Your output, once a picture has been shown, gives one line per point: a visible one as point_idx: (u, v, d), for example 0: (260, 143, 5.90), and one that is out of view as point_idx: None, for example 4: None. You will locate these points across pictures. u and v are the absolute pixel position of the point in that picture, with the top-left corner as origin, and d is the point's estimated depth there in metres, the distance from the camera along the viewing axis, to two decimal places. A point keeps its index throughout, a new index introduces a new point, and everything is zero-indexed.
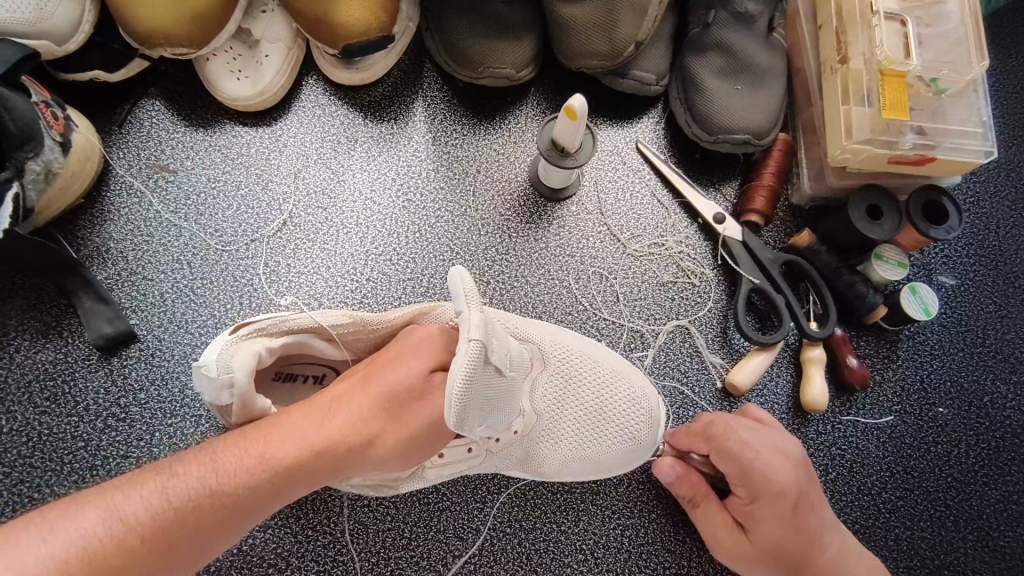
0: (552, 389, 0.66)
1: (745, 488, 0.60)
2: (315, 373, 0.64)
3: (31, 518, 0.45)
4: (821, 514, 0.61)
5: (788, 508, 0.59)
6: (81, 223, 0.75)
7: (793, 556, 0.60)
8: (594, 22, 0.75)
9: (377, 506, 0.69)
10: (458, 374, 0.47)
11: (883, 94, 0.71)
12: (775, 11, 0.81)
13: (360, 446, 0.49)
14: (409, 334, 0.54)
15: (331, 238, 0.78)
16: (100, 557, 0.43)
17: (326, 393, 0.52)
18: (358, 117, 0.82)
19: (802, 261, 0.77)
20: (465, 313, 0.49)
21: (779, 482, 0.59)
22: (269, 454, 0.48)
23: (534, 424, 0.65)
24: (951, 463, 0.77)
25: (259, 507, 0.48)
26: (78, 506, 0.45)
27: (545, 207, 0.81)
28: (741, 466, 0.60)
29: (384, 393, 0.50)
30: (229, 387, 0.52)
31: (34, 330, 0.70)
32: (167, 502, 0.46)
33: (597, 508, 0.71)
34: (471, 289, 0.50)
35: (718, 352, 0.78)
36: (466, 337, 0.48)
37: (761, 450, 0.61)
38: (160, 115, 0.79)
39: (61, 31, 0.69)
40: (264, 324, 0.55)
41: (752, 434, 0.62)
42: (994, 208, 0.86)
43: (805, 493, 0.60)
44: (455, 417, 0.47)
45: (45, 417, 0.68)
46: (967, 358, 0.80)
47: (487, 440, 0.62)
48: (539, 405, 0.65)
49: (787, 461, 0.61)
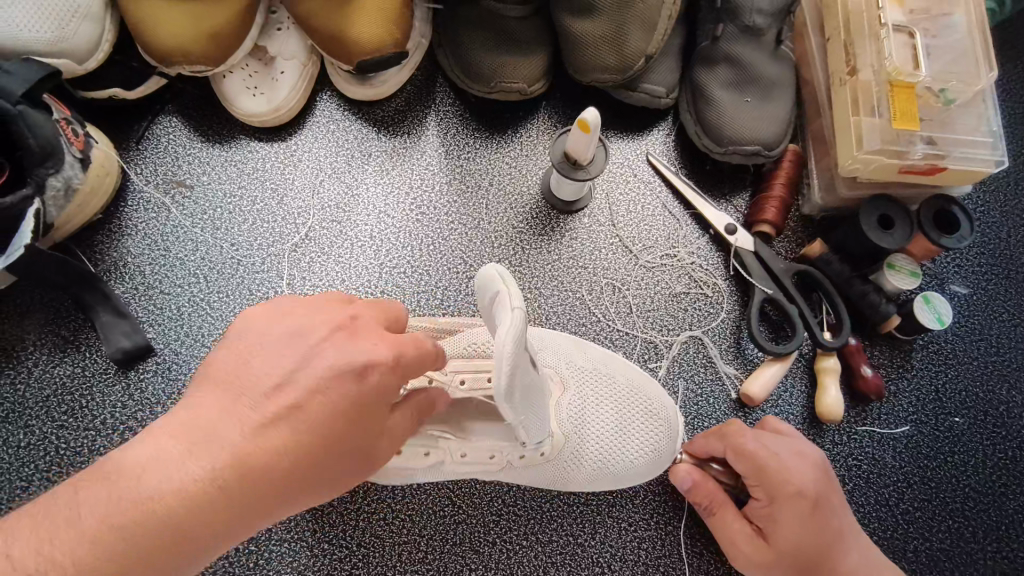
0: (575, 410, 0.67)
1: (762, 488, 0.59)
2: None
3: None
4: (839, 516, 0.60)
5: (805, 509, 0.58)
6: (98, 238, 0.75)
7: (811, 560, 0.58)
8: (604, 36, 0.76)
9: (393, 519, 0.69)
10: (504, 341, 0.45)
11: (893, 104, 0.72)
12: (783, 24, 0.81)
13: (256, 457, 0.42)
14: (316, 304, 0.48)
15: (346, 251, 0.78)
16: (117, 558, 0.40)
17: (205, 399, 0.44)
18: (371, 132, 0.83)
19: (814, 270, 0.77)
20: (502, 290, 0.49)
21: (796, 481, 0.59)
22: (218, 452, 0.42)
23: (560, 448, 0.65)
24: (968, 472, 0.76)
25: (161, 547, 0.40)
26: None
27: (557, 219, 0.82)
28: (756, 465, 0.60)
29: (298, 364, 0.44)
30: None
31: (52, 344, 0.71)
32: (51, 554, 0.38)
33: (614, 521, 0.70)
34: (503, 272, 0.50)
35: (731, 362, 0.78)
36: (511, 306, 0.47)
37: (778, 451, 0.61)
38: (176, 131, 0.80)
39: (82, 49, 0.70)
40: None
41: (768, 437, 0.62)
42: (1004, 217, 0.86)
43: (823, 494, 0.59)
44: (503, 387, 0.46)
45: (62, 431, 0.68)
46: (982, 367, 0.80)
47: (513, 453, 0.62)
48: (567, 427, 0.66)
49: (805, 464, 0.61)
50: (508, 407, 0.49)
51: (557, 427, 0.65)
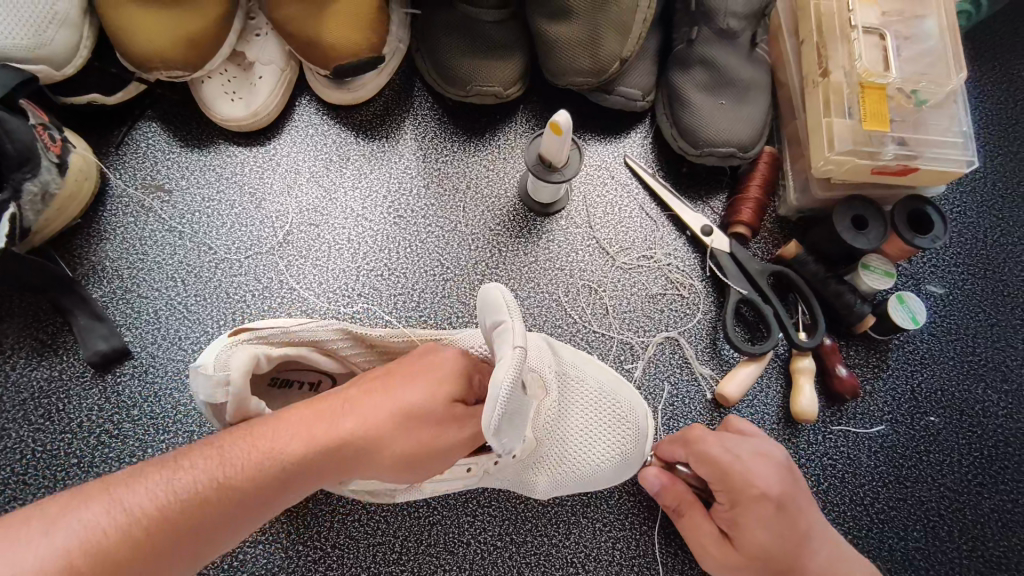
0: (552, 414, 0.64)
1: (726, 492, 0.59)
2: (310, 379, 0.64)
3: (33, 508, 0.43)
4: (807, 517, 0.60)
5: (771, 512, 0.58)
6: (77, 243, 0.76)
7: (779, 563, 0.58)
8: (580, 40, 0.77)
9: (368, 520, 0.70)
10: (504, 380, 0.47)
11: (863, 106, 0.73)
12: (757, 27, 0.82)
13: (362, 451, 0.49)
14: (427, 354, 0.56)
15: (324, 254, 0.79)
16: (225, 489, 0.46)
17: (332, 400, 0.52)
18: (350, 136, 0.83)
19: (789, 271, 0.77)
20: (507, 323, 0.51)
21: (759, 484, 0.58)
22: (332, 427, 0.49)
23: (531, 450, 0.63)
24: (944, 472, 0.77)
25: (259, 505, 0.47)
26: (89, 491, 0.44)
27: (534, 221, 0.83)
28: (719, 468, 0.60)
29: (414, 396, 0.52)
30: (224, 385, 0.52)
31: (30, 348, 0.72)
32: (175, 496, 0.45)
33: (588, 521, 0.71)
34: (510, 302, 0.53)
35: (707, 363, 0.78)
36: (512, 343, 0.49)
37: (742, 454, 0.61)
38: (155, 136, 0.81)
39: (60, 55, 0.71)
40: (267, 333, 0.58)
41: (731, 440, 0.62)
42: (981, 218, 0.86)
43: (790, 496, 0.59)
44: (492, 426, 0.47)
45: (39, 434, 0.69)
46: (958, 367, 0.81)
47: (488, 461, 0.60)
48: (542, 433, 0.64)
49: (770, 467, 0.60)
50: (497, 442, 0.49)
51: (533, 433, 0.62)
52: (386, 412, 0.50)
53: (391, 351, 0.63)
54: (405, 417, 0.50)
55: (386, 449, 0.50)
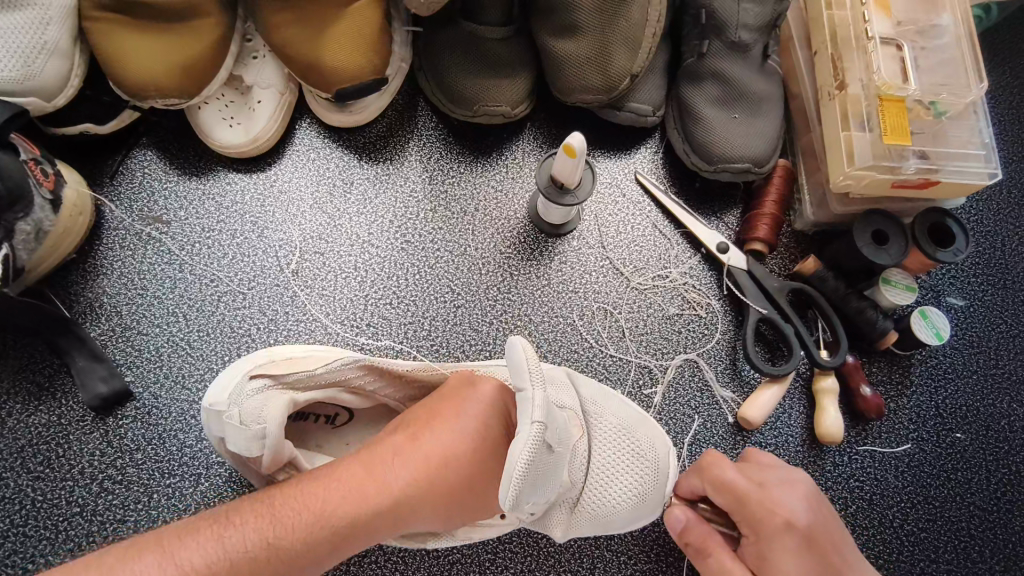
0: (586, 454, 0.61)
1: (747, 523, 0.55)
2: (327, 412, 0.62)
3: (90, 561, 0.43)
4: (840, 549, 0.55)
5: (797, 544, 0.54)
6: (72, 279, 0.73)
7: None
8: (588, 57, 0.75)
9: (386, 561, 0.67)
10: (517, 458, 0.45)
11: (883, 120, 0.71)
12: (769, 38, 0.80)
13: (414, 504, 0.47)
14: (464, 387, 0.54)
15: (330, 283, 0.76)
16: (275, 551, 0.44)
17: (377, 447, 0.50)
18: (353, 160, 0.81)
19: (808, 287, 0.75)
20: (527, 390, 0.48)
21: (785, 512, 0.54)
22: (385, 484, 0.47)
23: (563, 494, 0.59)
24: (972, 490, 0.75)
25: (312, 565, 0.45)
26: (141, 547, 0.43)
27: (545, 242, 0.80)
28: (739, 496, 0.56)
29: (463, 444, 0.49)
30: (260, 439, 0.51)
31: (26, 393, 0.68)
32: (227, 555, 0.43)
33: (613, 554, 0.69)
34: (533, 362, 0.50)
35: (728, 385, 0.76)
36: (529, 418, 0.46)
37: (765, 482, 0.57)
38: (151, 164, 0.78)
39: (50, 85, 0.68)
40: (291, 378, 0.56)
41: (754, 472, 0.58)
42: (998, 226, 0.85)
43: (821, 525, 0.55)
44: (510, 501, 0.45)
45: (38, 483, 0.66)
46: (981, 380, 0.79)
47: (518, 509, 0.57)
48: (578, 474, 0.60)
49: (797, 495, 0.56)
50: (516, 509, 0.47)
51: (569, 475, 0.58)
52: (435, 461, 0.48)
53: (406, 388, 0.60)
54: (454, 468, 0.49)
55: (438, 497, 0.48)
